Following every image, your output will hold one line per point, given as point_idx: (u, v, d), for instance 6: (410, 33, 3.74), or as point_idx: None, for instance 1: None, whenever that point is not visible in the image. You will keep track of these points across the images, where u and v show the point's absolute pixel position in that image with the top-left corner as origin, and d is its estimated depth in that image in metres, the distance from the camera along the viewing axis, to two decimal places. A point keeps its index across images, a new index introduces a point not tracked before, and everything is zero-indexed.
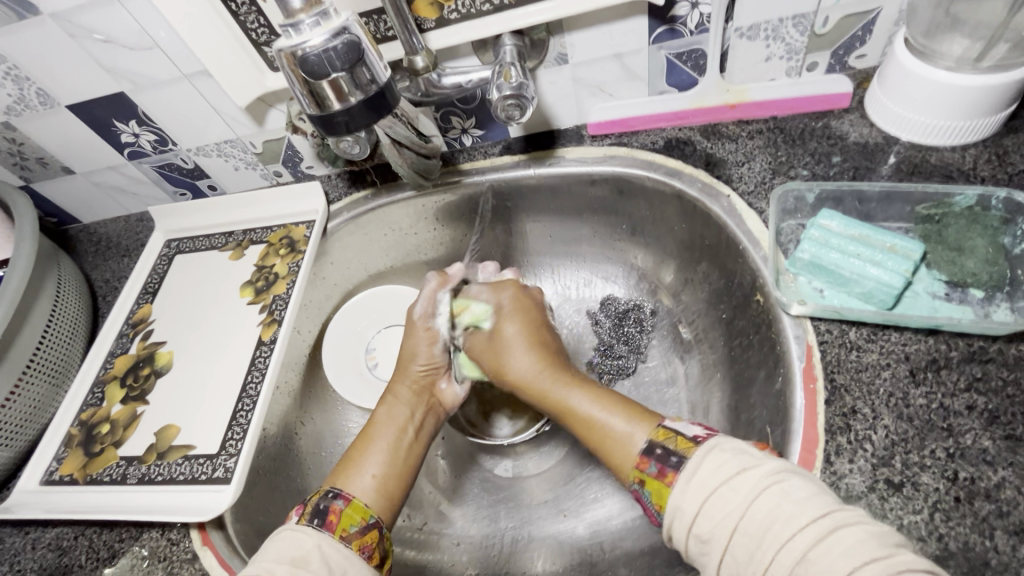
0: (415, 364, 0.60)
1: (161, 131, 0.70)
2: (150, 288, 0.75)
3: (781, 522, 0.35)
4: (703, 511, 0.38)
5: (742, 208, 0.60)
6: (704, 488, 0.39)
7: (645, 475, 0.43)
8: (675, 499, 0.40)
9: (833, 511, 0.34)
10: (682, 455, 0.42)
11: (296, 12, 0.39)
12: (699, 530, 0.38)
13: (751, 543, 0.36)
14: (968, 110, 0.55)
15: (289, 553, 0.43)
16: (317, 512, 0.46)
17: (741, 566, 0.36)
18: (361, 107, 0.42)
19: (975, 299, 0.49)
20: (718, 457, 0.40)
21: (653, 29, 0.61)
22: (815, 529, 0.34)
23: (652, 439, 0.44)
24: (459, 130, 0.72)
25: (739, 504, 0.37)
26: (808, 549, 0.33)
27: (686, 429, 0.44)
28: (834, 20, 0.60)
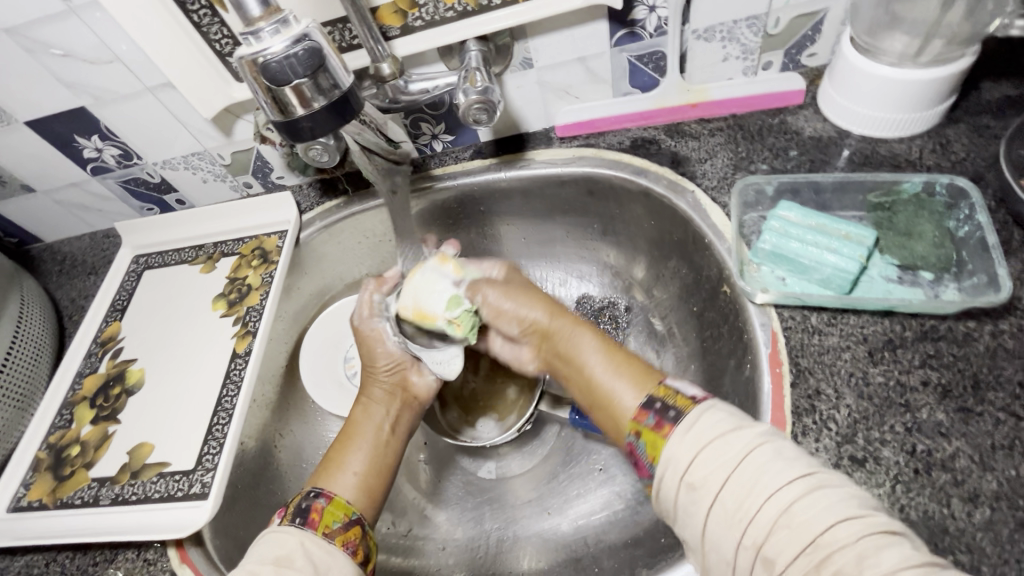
0: (381, 364, 0.59)
1: (125, 145, 0.69)
2: (118, 306, 0.74)
3: (769, 476, 0.36)
4: (698, 460, 0.39)
5: (706, 203, 0.62)
6: (695, 440, 0.40)
7: (641, 426, 0.43)
8: (670, 450, 0.40)
9: (816, 471, 0.36)
10: (682, 411, 0.42)
11: (257, 19, 0.40)
12: (691, 479, 0.39)
13: (740, 493, 0.37)
14: (910, 103, 0.58)
15: (274, 553, 0.43)
16: (298, 510, 0.47)
17: (728, 517, 0.37)
18: (325, 113, 0.42)
19: (926, 281, 0.51)
20: (716, 414, 0.41)
21: (613, 33, 0.63)
22: (800, 485, 0.36)
23: (652, 394, 0.44)
24: (429, 136, 0.73)
25: (733, 457, 0.38)
26: (792, 502, 0.35)
27: (686, 388, 0.44)
28: (785, 20, 0.62)
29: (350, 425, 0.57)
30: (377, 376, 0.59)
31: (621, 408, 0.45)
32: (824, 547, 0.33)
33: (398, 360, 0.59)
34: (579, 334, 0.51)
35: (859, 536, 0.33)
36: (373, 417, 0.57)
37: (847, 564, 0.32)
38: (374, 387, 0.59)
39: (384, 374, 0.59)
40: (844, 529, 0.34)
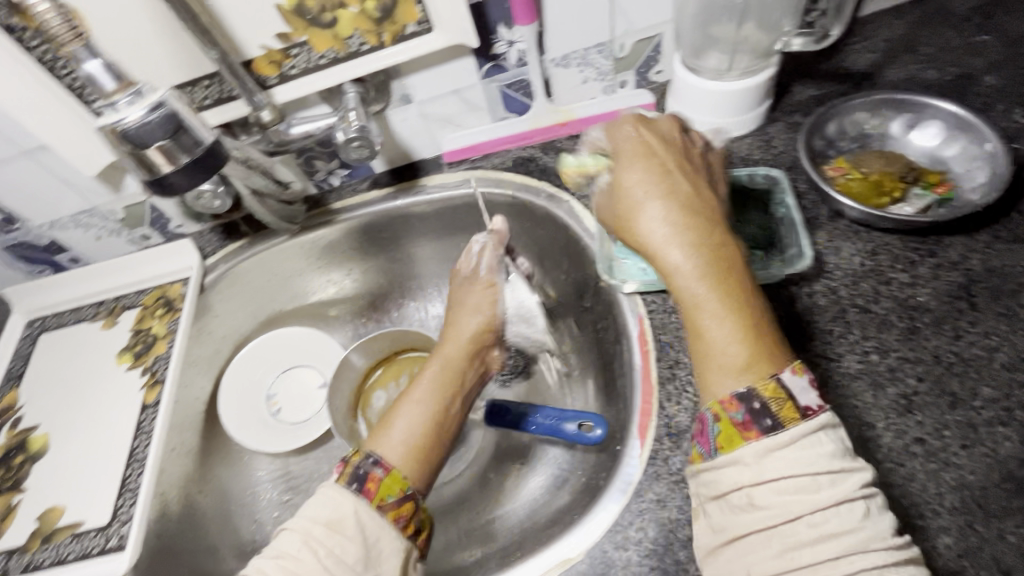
0: (469, 328, 0.67)
1: (6, 210, 0.68)
2: (14, 373, 0.72)
3: (847, 540, 0.38)
4: (772, 474, 0.40)
5: (579, 210, 0.71)
6: (779, 462, 0.40)
7: (726, 415, 0.43)
8: (745, 451, 0.42)
9: (901, 553, 0.38)
10: (779, 421, 0.41)
11: (113, 93, 0.44)
12: (757, 496, 0.40)
13: (805, 534, 0.39)
14: (735, 107, 0.68)
15: (326, 515, 0.48)
16: (356, 477, 0.51)
17: (776, 541, 0.39)
18: (192, 169, 0.46)
19: (758, 258, 0.59)
20: (822, 439, 0.41)
21: (480, 66, 0.70)
22: (876, 560, 0.38)
23: (756, 390, 0.43)
24: (325, 172, 0.76)
25: (817, 499, 0.39)
26: (859, 571, 0.37)
27: (800, 394, 0.42)
28: (629, 45, 0.72)
29: (412, 388, 0.62)
30: (455, 346, 0.66)
31: (713, 380, 0.45)
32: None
33: (476, 334, 0.67)
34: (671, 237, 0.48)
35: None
36: (433, 383, 0.62)
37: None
38: (437, 360, 0.65)
39: (461, 347, 0.66)
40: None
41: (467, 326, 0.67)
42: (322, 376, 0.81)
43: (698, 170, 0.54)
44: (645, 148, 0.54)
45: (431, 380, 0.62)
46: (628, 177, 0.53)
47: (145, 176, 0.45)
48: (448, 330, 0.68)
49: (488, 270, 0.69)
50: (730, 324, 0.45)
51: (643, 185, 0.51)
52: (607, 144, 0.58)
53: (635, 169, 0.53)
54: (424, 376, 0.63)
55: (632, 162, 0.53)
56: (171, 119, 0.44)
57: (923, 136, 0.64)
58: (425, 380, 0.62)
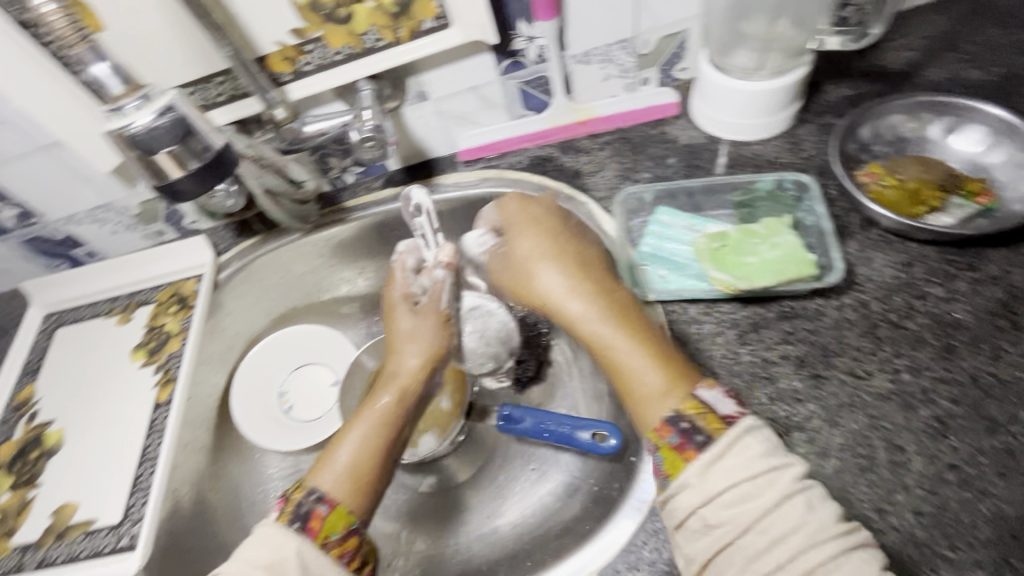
0: (410, 348, 0.63)
1: (23, 204, 0.68)
2: (31, 367, 0.72)
3: (799, 534, 0.38)
4: (710, 488, 0.41)
5: (598, 213, 0.67)
6: (712, 476, 0.41)
7: (661, 442, 0.44)
8: (687, 473, 0.42)
9: (854, 536, 0.39)
10: (709, 434, 0.43)
11: (121, 99, 0.44)
12: (707, 514, 0.40)
13: (759, 543, 0.38)
14: (763, 108, 0.65)
15: (266, 558, 0.47)
16: (297, 514, 0.49)
17: (737, 559, 0.39)
18: (201, 173, 0.45)
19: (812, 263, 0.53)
20: (749, 440, 0.42)
21: (499, 62, 0.68)
22: (832, 550, 0.38)
23: (679, 411, 0.45)
24: (339, 169, 0.75)
25: (757, 503, 0.39)
26: (816, 565, 0.37)
27: (719, 404, 0.45)
28: (653, 42, 0.69)
29: (355, 419, 0.57)
30: (403, 376, 0.61)
31: (647, 416, 0.47)
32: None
33: (422, 364, 0.62)
34: (575, 297, 0.55)
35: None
36: (377, 416, 0.57)
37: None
38: (387, 391, 0.59)
39: (410, 377, 0.61)
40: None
41: (410, 355, 0.63)
42: (334, 373, 0.79)
43: (579, 234, 0.62)
44: (529, 214, 0.63)
45: (376, 411, 0.57)
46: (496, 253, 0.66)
47: (154, 181, 0.45)
48: (391, 358, 0.63)
49: (439, 300, 0.66)
50: (647, 359, 0.50)
51: (524, 257, 0.60)
52: (496, 214, 0.66)
53: (521, 235, 0.62)
54: (374, 408, 0.58)
55: (517, 231, 0.62)
56: (180, 123, 0.44)
57: (964, 140, 0.61)
58: (374, 411, 0.57)
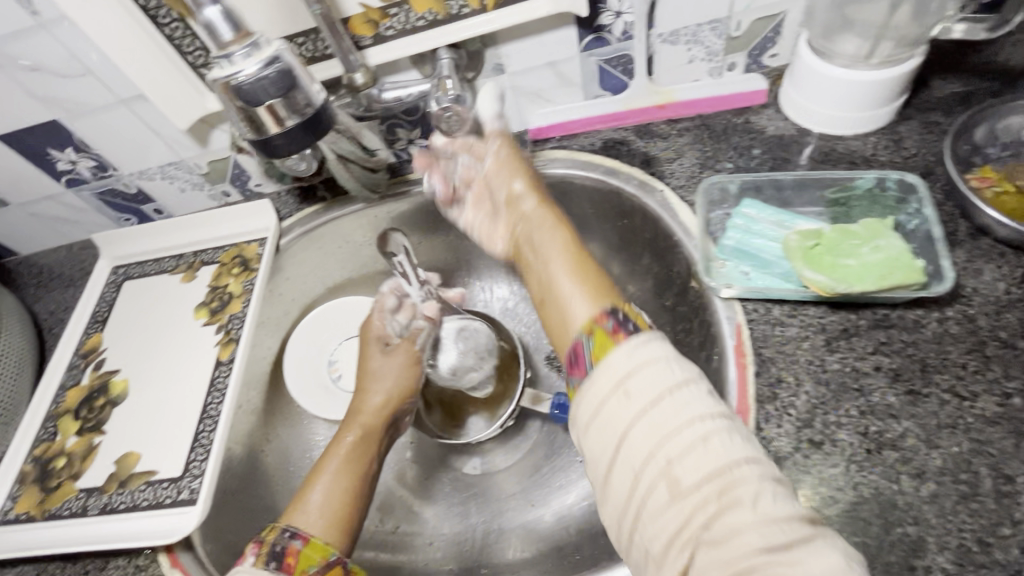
0: (376, 388, 0.63)
1: (99, 157, 0.69)
2: (99, 317, 0.74)
3: (696, 405, 0.37)
4: (634, 372, 0.39)
5: (674, 201, 0.64)
6: (634, 357, 0.39)
7: (597, 328, 0.43)
8: (615, 353, 0.40)
9: (736, 416, 0.38)
10: (640, 326, 0.42)
11: (228, 43, 0.41)
12: (625, 385, 0.39)
13: (661, 413, 0.37)
14: (865, 101, 0.61)
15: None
16: (273, 554, 0.46)
17: (643, 431, 0.37)
18: (300, 130, 0.44)
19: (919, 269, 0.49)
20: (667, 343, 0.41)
21: (582, 37, 0.64)
22: (720, 421, 0.37)
23: (617, 306, 0.45)
24: (405, 141, 0.73)
25: (662, 380, 0.38)
26: (710, 432, 0.36)
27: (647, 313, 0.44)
28: (747, 23, 0.65)
29: (323, 462, 0.56)
30: (368, 415, 0.61)
31: (574, 319, 0.47)
32: (724, 478, 0.34)
33: (389, 404, 0.62)
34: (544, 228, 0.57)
35: (752, 477, 0.35)
36: (347, 455, 0.57)
37: (743, 498, 0.34)
38: (350, 432, 0.59)
39: (374, 414, 0.61)
40: (746, 469, 0.35)
41: (378, 394, 0.63)
42: None
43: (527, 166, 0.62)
44: (516, 157, 0.62)
45: (342, 450, 0.57)
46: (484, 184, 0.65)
47: (252, 135, 0.44)
48: (358, 397, 0.63)
49: (415, 341, 0.67)
50: (582, 282, 0.50)
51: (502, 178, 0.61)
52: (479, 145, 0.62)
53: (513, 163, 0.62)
54: (340, 448, 0.58)
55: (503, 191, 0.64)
56: (285, 75, 0.42)
57: None
58: (340, 450, 0.57)
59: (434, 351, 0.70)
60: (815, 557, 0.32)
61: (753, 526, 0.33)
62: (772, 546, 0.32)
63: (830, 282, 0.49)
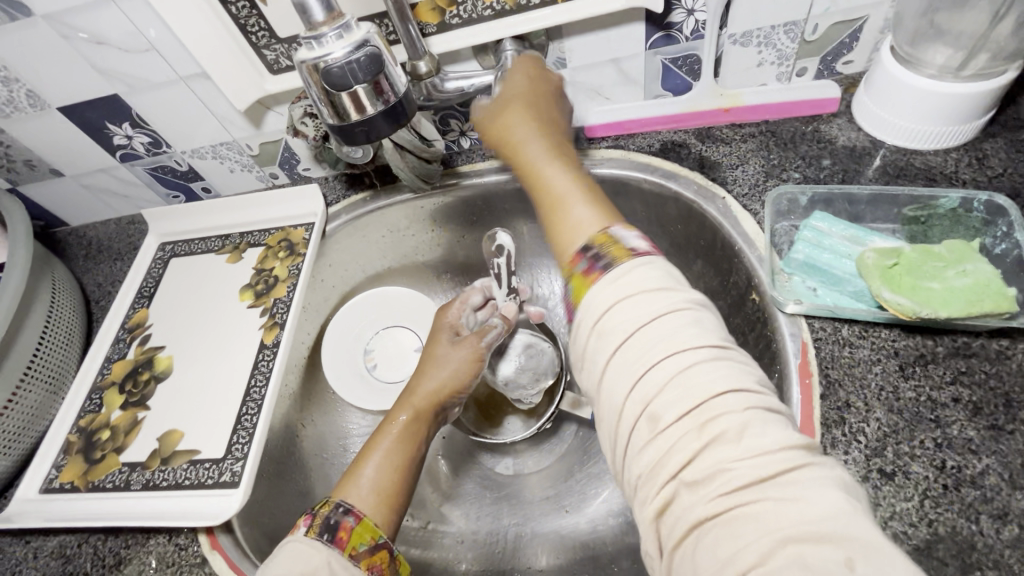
0: (429, 383, 0.61)
1: (155, 133, 0.69)
2: (145, 293, 0.74)
3: (681, 337, 0.36)
4: (614, 309, 0.38)
5: (736, 210, 0.62)
6: (620, 290, 0.39)
7: (572, 272, 0.43)
8: (592, 293, 0.40)
9: (726, 346, 0.36)
10: (612, 260, 0.41)
11: (320, 25, 0.40)
12: (603, 324, 0.39)
13: (642, 348, 0.37)
14: (952, 116, 0.57)
15: (299, 569, 0.43)
16: (327, 526, 0.46)
17: (624, 366, 0.37)
18: (381, 117, 0.43)
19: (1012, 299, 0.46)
20: (648, 271, 0.40)
21: (649, 35, 0.62)
22: (707, 352, 0.36)
23: (589, 241, 0.43)
24: (457, 133, 0.72)
25: (646, 314, 0.37)
26: (692, 363, 0.35)
27: (630, 240, 0.42)
28: (824, 27, 0.61)
29: (375, 439, 0.56)
30: (421, 398, 0.60)
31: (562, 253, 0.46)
32: (707, 408, 0.34)
33: (442, 395, 0.61)
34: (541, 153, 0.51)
35: (740, 408, 0.34)
36: (400, 433, 0.56)
37: (728, 430, 0.33)
38: (403, 412, 0.58)
39: (426, 398, 0.60)
40: (730, 399, 0.34)
41: (434, 378, 0.61)
42: (419, 340, 0.78)
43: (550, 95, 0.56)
44: (527, 78, 0.56)
45: (395, 428, 0.56)
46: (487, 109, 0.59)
47: (335, 120, 0.43)
48: (415, 379, 0.62)
49: (482, 338, 0.64)
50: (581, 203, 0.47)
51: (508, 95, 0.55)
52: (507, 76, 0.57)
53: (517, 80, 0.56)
54: (394, 426, 0.57)
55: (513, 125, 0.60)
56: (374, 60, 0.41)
57: None
58: (393, 429, 0.56)
59: (492, 360, 0.70)
60: (807, 484, 0.31)
61: (736, 454, 0.32)
62: (760, 476, 0.31)
63: (914, 305, 0.47)
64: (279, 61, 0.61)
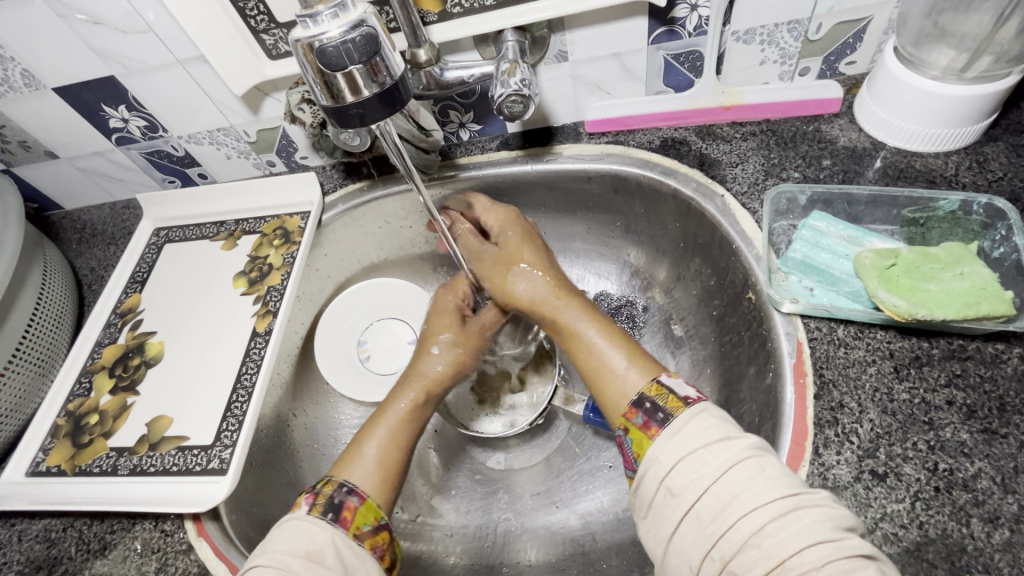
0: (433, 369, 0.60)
1: (152, 117, 0.69)
2: (138, 278, 0.74)
3: (752, 492, 0.38)
4: (680, 467, 0.41)
5: (735, 208, 0.62)
6: (688, 444, 0.41)
7: (630, 424, 0.46)
8: (654, 450, 0.42)
9: (798, 493, 0.37)
10: (669, 413, 0.44)
11: (314, 3, 0.39)
12: (671, 483, 0.40)
13: (717, 507, 0.38)
14: (953, 118, 0.57)
15: (304, 547, 0.43)
16: (331, 505, 0.46)
17: (700, 526, 0.38)
18: (375, 100, 0.42)
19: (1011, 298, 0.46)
20: (705, 421, 0.42)
21: (652, 30, 0.61)
22: (779, 505, 0.37)
23: (643, 393, 0.46)
24: (457, 124, 0.72)
25: (715, 469, 0.39)
26: (767, 522, 0.36)
27: (679, 389, 0.45)
28: (827, 26, 0.61)
29: (379, 417, 0.56)
30: (428, 377, 0.59)
31: (617, 398, 0.49)
32: (789, 571, 0.35)
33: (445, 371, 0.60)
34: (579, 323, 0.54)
35: (826, 561, 0.34)
36: (404, 414, 0.56)
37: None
38: (408, 390, 0.58)
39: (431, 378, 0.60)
40: (811, 554, 0.35)
41: (439, 361, 0.61)
42: (413, 331, 0.78)
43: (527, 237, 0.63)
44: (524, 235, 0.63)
45: (399, 410, 0.56)
46: (524, 285, 0.59)
47: (329, 103, 0.42)
48: (416, 358, 0.62)
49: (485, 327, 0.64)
50: (620, 350, 0.51)
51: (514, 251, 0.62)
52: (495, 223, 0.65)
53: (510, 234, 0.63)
54: (398, 407, 0.56)
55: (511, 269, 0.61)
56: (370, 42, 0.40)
57: None
58: (396, 409, 0.56)
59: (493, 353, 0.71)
60: None
61: None
62: None
63: (910, 307, 0.47)
64: (277, 46, 0.61)
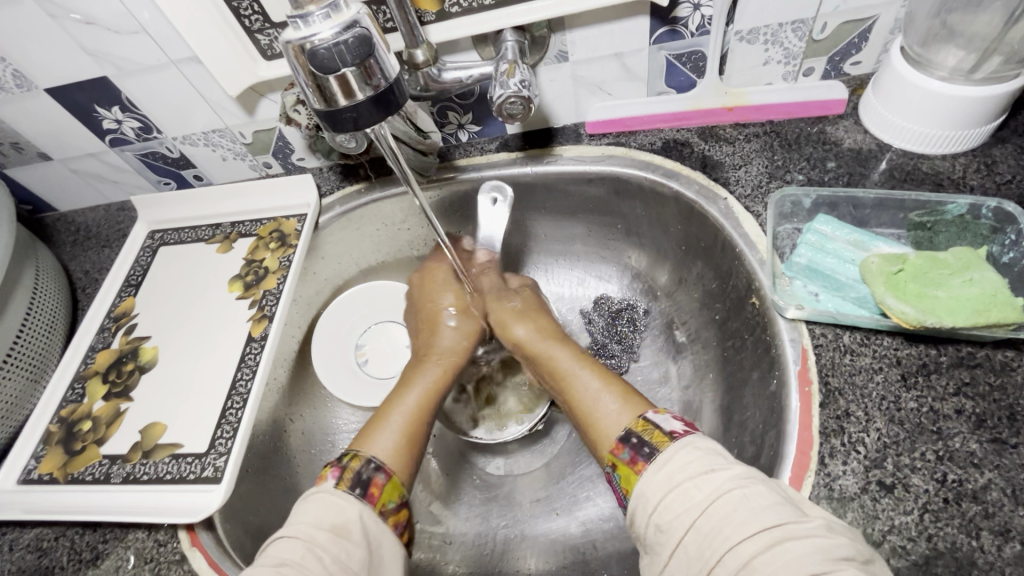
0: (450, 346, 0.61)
1: (145, 118, 0.68)
2: (132, 281, 0.73)
3: (737, 525, 0.37)
4: (663, 504, 0.40)
5: (738, 211, 0.61)
6: (670, 479, 0.41)
7: (618, 460, 0.45)
8: (640, 485, 0.42)
9: (785, 523, 0.36)
10: (654, 447, 0.43)
11: (306, 3, 0.38)
12: (657, 520, 0.40)
13: (704, 542, 0.37)
14: (960, 120, 0.55)
15: (330, 521, 0.43)
16: (359, 480, 0.46)
17: (691, 562, 0.37)
18: (369, 103, 0.41)
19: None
20: (688, 454, 0.42)
21: (654, 29, 0.60)
22: (765, 537, 0.36)
23: (630, 428, 0.46)
24: (456, 125, 0.70)
25: (698, 504, 0.39)
26: (755, 555, 0.35)
27: (665, 423, 0.45)
28: (833, 26, 0.59)
29: (401, 391, 0.56)
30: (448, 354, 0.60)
31: (605, 434, 0.49)
32: None
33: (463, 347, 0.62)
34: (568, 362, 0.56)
35: None
36: (424, 387, 0.57)
37: None
38: (430, 364, 0.59)
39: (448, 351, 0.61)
40: None
41: (457, 334, 0.62)
42: None
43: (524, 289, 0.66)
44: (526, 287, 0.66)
45: (426, 381, 0.57)
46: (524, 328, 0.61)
47: (322, 108, 0.41)
48: (428, 337, 0.63)
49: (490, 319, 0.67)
50: (609, 389, 0.52)
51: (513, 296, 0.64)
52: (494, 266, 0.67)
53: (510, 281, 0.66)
54: (419, 380, 0.57)
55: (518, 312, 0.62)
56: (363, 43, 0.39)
57: None
58: (423, 381, 0.57)
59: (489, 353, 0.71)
60: None
61: None
62: None
63: (918, 315, 0.46)
64: (272, 46, 0.60)
